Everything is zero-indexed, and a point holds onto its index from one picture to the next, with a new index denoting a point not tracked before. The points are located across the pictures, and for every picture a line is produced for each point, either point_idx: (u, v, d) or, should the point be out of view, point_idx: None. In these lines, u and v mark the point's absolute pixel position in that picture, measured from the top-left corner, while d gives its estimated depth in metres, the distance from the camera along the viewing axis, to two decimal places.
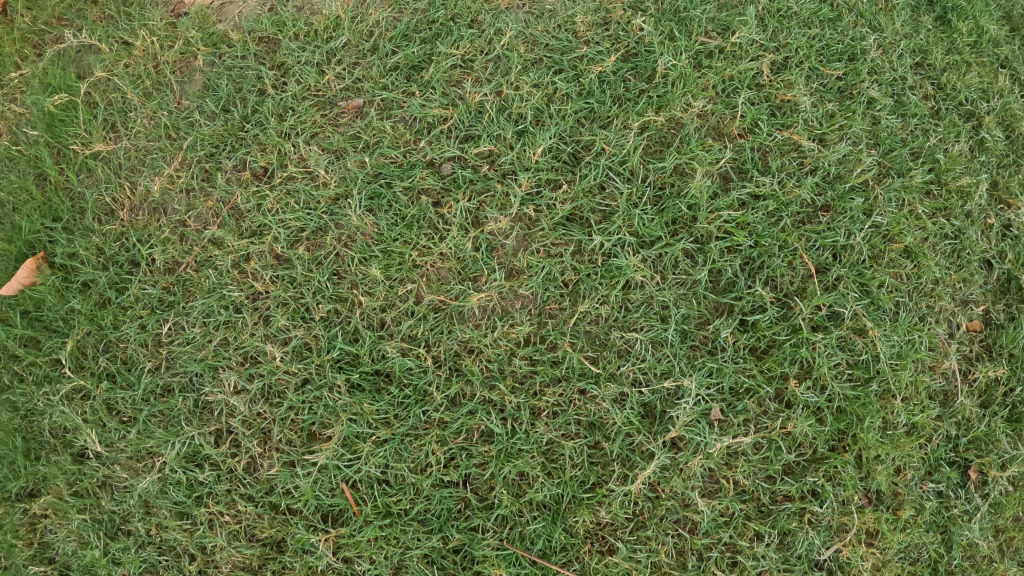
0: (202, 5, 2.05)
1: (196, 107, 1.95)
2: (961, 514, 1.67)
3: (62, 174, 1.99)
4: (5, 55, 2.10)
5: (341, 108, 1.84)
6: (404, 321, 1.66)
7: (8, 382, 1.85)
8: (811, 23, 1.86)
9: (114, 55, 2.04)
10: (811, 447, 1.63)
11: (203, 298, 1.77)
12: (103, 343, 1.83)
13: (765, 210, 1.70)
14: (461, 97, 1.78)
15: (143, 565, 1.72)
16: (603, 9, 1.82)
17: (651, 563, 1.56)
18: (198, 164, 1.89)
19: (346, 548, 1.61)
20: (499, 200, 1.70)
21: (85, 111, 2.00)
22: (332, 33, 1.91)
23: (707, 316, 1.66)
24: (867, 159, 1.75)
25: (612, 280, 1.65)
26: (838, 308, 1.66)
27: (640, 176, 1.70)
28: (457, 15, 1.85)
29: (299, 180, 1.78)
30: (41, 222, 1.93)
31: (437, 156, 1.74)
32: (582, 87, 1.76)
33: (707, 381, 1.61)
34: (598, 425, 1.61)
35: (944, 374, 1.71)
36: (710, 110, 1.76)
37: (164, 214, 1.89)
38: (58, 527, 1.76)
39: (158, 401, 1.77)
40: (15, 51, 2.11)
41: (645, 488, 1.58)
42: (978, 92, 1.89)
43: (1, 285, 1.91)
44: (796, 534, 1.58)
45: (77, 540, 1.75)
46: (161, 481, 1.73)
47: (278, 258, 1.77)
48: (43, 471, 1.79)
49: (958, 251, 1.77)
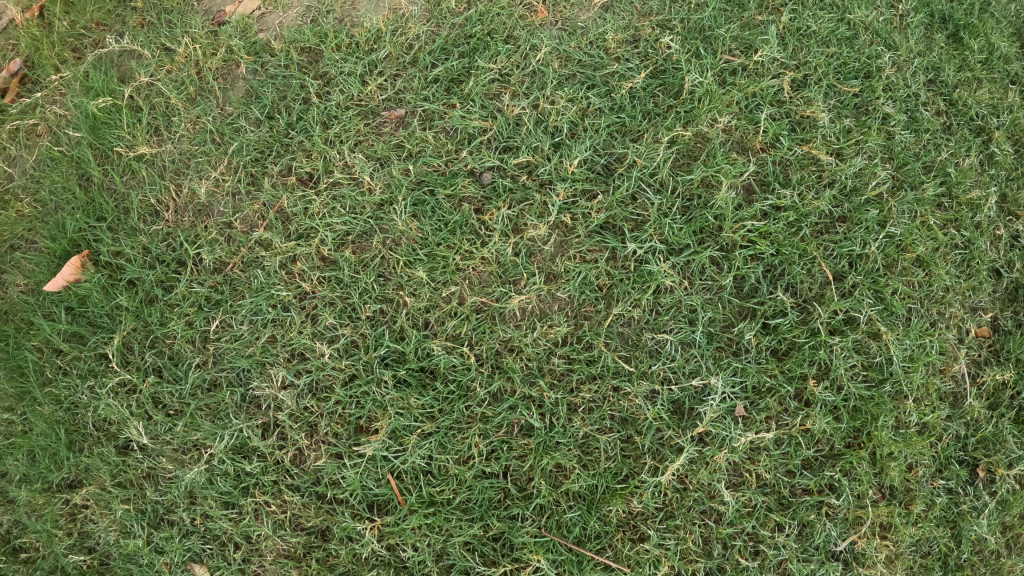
0: (244, 15, 2.15)
1: (241, 114, 2.04)
2: (971, 510, 1.76)
3: (106, 175, 2.08)
4: (45, 56, 2.20)
5: (383, 118, 1.94)
6: (448, 321, 1.76)
7: (52, 377, 1.95)
8: (829, 42, 1.96)
9: (157, 61, 2.14)
10: (828, 444, 1.72)
11: (252, 297, 1.87)
12: (149, 339, 1.93)
13: (786, 221, 1.80)
14: (500, 110, 1.89)
15: (188, 554, 1.82)
16: (632, 28, 1.93)
17: (679, 551, 1.66)
18: (245, 169, 1.99)
19: (390, 535, 1.71)
20: (538, 209, 1.80)
21: (129, 114, 2.10)
22: (373, 45, 2.01)
23: (731, 320, 1.76)
24: (882, 172, 1.84)
25: (643, 285, 1.75)
26: (855, 313, 1.75)
27: (669, 187, 1.80)
28: (493, 30, 1.95)
29: (345, 186, 1.89)
30: (86, 221, 2.03)
31: (477, 166, 1.84)
32: (614, 102, 1.87)
33: (732, 380, 1.70)
34: (630, 420, 1.71)
35: (954, 377, 1.80)
36: (734, 125, 1.85)
37: (210, 216, 2.00)
38: (100, 517, 1.86)
39: (205, 394, 1.87)
40: (55, 53, 2.21)
41: (673, 480, 1.68)
42: (988, 108, 1.98)
43: (47, 281, 2.00)
44: (815, 526, 1.68)
45: (119, 530, 1.85)
46: (207, 471, 1.83)
47: (324, 260, 1.87)
48: (86, 462, 1.89)
49: (968, 260, 1.86)
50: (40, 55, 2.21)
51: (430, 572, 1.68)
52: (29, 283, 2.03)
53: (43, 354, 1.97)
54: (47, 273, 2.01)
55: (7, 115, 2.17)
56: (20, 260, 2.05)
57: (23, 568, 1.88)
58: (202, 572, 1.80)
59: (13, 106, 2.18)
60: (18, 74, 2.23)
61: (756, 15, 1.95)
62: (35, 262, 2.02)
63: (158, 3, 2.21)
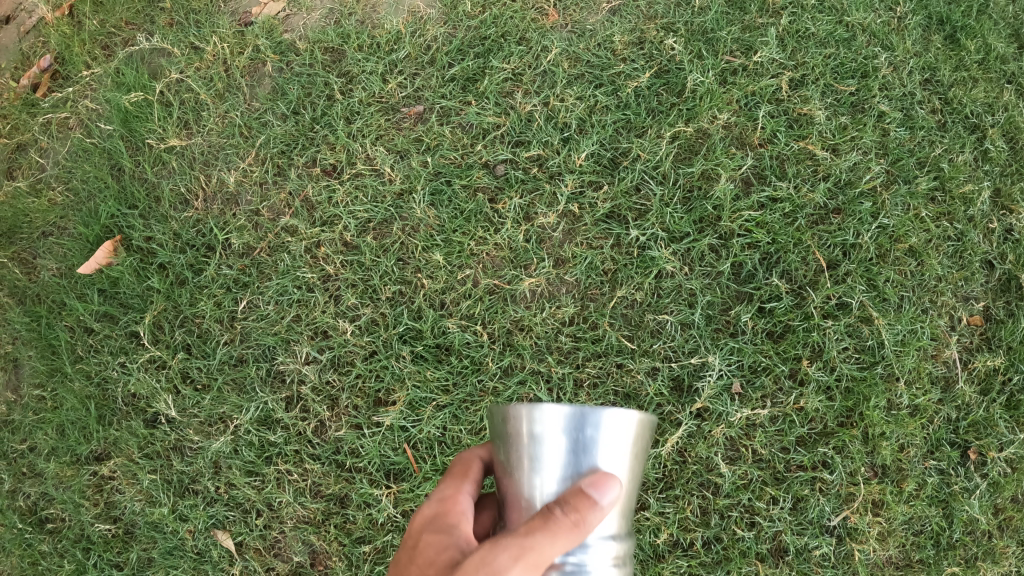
0: (270, 17, 2.28)
1: (268, 109, 2.17)
2: (962, 491, 1.80)
3: (137, 166, 2.22)
4: (77, 53, 2.36)
5: (403, 114, 2.07)
6: (462, 302, 1.88)
7: (83, 354, 2.09)
8: (827, 43, 2.05)
9: (186, 59, 2.28)
10: (821, 422, 1.82)
11: (278, 279, 2.00)
12: (180, 318, 2.06)
13: (782, 212, 1.90)
14: (513, 107, 2.01)
15: (211, 520, 1.95)
16: (638, 30, 2.04)
17: (677, 520, 1.78)
18: (272, 161, 2.11)
19: (405, 501, 1.84)
20: (547, 198, 1.92)
21: (160, 108, 2.23)
22: (393, 46, 2.13)
23: (729, 303, 1.86)
24: (876, 167, 1.93)
25: (645, 269, 1.86)
26: (846, 299, 1.85)
27: (671, 179, 1.91)
28: (507, 32, 2.07)
29: (367, 177, 2.01)
30: (118, 208, 2.17)
31: (492, 159, 1.96)
32: (620, 100, 1.98)
33: (729, 359, 1.81)
34: (633, 395, 1.82)
35: (946, 362, 1.86)
36: (734, 121, 1.96)
37: (238, 204, 2.13)
38: (127, 487, 2.00)
39: (232, 370, 2.01)
40: (86, 50, 2.37)
41: (673, 452, 1.79)
42: (984, 106, 2.02)
43: (82, 264, 2.15)
44: (808, 499, 1.78)
45: (146, 499, 1.99)
46: (233, 442, 1.96)
47: (347, 246, 2.00)
48: (115, 435, 2.03)
49: (960, 251, 1.93)
50: (72, 53, 2.37)
51: None
52: (62, 266, 2.18)
53: (75, 334, 2.11)
54: (81, 256, 2.16)
55: (41, 109, 2.34)
56: (53, 245, 2.20)
57: (48, 539, 2.02)
58: (225, 537, 1.94)
59: (46, 101, 2.35)
60: (48, 70, 2.41)
61: (756, 18, 2.06)
62: (69, 247, 2.18)
63: (187, 5, 2.36)
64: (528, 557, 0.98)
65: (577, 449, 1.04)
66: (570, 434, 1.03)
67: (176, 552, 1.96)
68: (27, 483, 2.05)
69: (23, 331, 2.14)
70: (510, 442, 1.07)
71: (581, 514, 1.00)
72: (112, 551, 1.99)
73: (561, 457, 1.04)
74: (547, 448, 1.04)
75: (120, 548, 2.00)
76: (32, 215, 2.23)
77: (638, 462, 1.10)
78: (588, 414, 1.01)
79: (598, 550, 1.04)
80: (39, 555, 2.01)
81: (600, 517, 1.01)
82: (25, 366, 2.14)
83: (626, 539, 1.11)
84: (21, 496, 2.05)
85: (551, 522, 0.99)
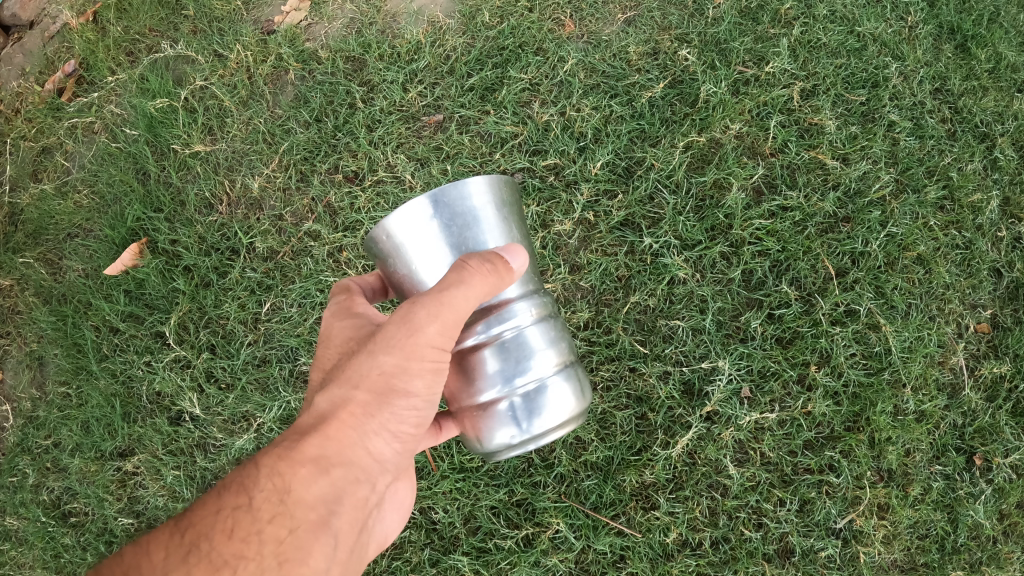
0: (293, 26, 2.34)
1: (291, 116, 2.24)
2: (967, 496, 1.83)
3: (162, 170, 2.29)
4: (102, 59, 2.44)
5: (423, 122, 2.14)
6: None
7: (110, 353, 2.17)
8: (838, 53, 2.09)
9: (210, 66, 2.34)
10: (828, 426, 1.86)
11: (301, 282, 2.08)
12: (204, 319, 2.13)
13: (792, 220, 1.94)
14: (530, 117, 2.07)
15: None
16: (652, 41, 2.09)
17: (687, 520, 1.82)
18: (295, 167, 2.18)
19: (423, 498, 1.89)
20: (563, 206, 1.98)
21: (185, 114, 2.30)
22: (413, 55, 2.20)
23: (739, 310, 1.91)
24: (885, 176, 1.97)
25: (658, 276, 1.92)
26: (854, 306, 1.89)
27: (684, 189, 1.96)
28: (524, 43, 2.13)
29: (388, 184, 2.09)
30: (144, 211, 2.25)
31: (509, 167, 2.03)
32: (635, 110, 2.03)
33: (738, 364, 1.86)
34: (644, 398, 1.89)
35: (952, 369, 1.90)
36: (746, 132, 2.00)
37: (262, 209, 2.21)
38: (151, 482, 2.07)
39: (255, 370, 2.07)
40: (111, 56, 2.45)
41: (683, 454, 1.85)
42: (994, 115, 2.04)
43: (109, 266, 2.23)
44: (815, 502, 1.82)
45: (169, 494, 2.07)
46: (256, 439, 2.03)
47: (368, 251, 2.08)
48: (140, 431, 2.10)
49: (968, 259, 1.95)
50: (97, 59, 2.44)
51: (459, 532, 1.87)
52: (89, 267, 2.26)
53: (101, 333, 2.19)
54: (107, 257, 2.24)
55: (66, 113, 2.42)
56: (80, 247, 2.28)
57: (71, 532, 2.09)
58: None
59: (71, 106, 2.43)
60: (73, 75, 2.50)
61: (769, 29, 2.10)
62: (96, 249, 2.25)
63: (210, 13, 2.43)
64: (446, 310, 1.12)
65: (463, 228, 1.21)
66: (450, 217, 1.19)
67: None
68: (52, 477, 2.13)
69: (49, 330, 2.22)
70: (396, 251, 1.22)
71: (496, 265, 1.15)
72: None
73: (450, 238, 1.20)
74: (432, 237, 1.20)
75: None
76: (60, 216, 2.31)
77: (516, 224, 1.28)
78: (451, 189, 1.18)
79: (519, 303, 1.24)
80: (62, 548, 2.09)
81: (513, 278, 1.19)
82: (51, 364, 2.23)
83: (541, 292, 1.31)
84: (46, 491, 2.13)
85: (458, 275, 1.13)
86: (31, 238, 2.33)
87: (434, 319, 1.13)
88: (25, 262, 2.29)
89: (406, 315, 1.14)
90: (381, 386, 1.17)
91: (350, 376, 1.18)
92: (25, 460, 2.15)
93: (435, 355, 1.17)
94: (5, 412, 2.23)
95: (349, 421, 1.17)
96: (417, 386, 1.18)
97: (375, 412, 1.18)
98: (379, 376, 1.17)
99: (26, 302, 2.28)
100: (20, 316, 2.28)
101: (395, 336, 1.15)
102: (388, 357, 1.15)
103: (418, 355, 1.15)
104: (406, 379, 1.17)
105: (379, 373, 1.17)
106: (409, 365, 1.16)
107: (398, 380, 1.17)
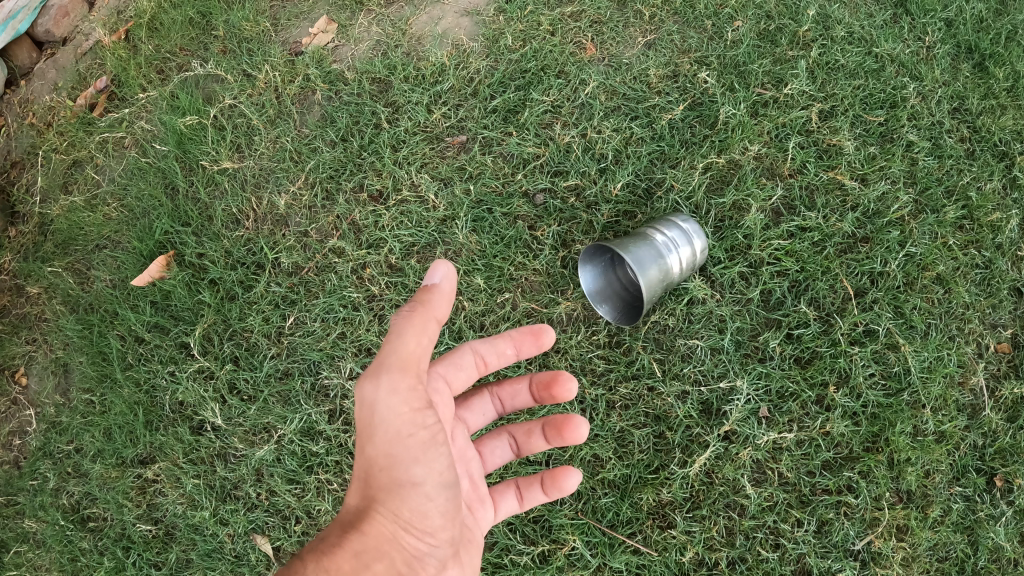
0: (320, 47, 2.42)
1: (318, 135, 2.30)
2: (988, 518, 1.81)
3: (190, 186, 2.36)
4: (134, 76, 2.53)
5: (447, 143, 2.22)
6: (502, 324, 2.03)
7: (134, 361, 2.23)
8: (856, 74, 2.12)
9: (240, 85, 2.41)
10: (847, 446, 1.86)
11: (326, 298, 2.14)
12: (228, 332, 2.19)
13: (811, 241, 1.97)
14: (551, 138, 2.15)
15: (251, 524, 2.06)
16: (672, 64, 2.17)
17: (703, 539, 1.84)
18: (322, 184, 2.25)
19: None
20: (584, 226, 2.06)
21: (215, 131, 2.36)
22: (437, 77, 2.28)
23: (758, 329, 1.95)
24: (904, 197, 1.98)
25: (677, 296, 1.96)
26: (873, 326, 1.90)
27: (703, 210, 2.01)
28: (546, 67, 2.22)
29: (412, 203, 2.16)
30: (172, 225, 2.31)
31: (531, 188, 2.11)
32: (654, 132, 2.10)
33: (756, 383, 1.89)
34: (662, 417, 1.92)
35: (972, 390, 1.89)
36: (764, 153, 2.04)
37: (288, 225, 2.26)
38: (170, 490, 2.12)
39: (278, 382, 2.13)
40: (142, 73, 2.54)
41: (701, 473, 1.86)
42: (1013, 134, 2.04)
43: (134, 277, 2.29)
44: (833, 523, 1.82)
45: (187, 503, 2.11)
46: (276, 451, 2.08)
47: (391, 267, 2.15)
48: (161, 440, 2.15)
49: (987, 279, 1.95)
50: (128, 76, 2.53)
51: None
52: (115, 278, 2.32)
53: (126, 342, 2.25)
54: (134, 269, 2.30)
55: (97, 127, 2.50)
56: (107, 258, 2.36)
57: (89, 536, 2.14)
58: (264, 541, 2.05)
59: (102, 121, 2.52)
60: (104, 91, 2.60)
61: (787, 51, 2.15)
62: (124, 261, 2.32)
63: (239, 34, 2.51)
64: (391, 363, 1.23)
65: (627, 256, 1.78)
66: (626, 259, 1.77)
67: (215, 554, 2.07)
68: (72, 482, 2.18)
69: (75, 338, 2.28)
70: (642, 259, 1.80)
71: (419, 300, 1.28)
72: (151, 551, 2.11)
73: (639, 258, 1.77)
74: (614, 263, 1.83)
75: (159, 549, 2.11)
76: (88, 228, 2.38)
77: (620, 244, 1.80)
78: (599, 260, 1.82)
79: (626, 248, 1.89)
80: (79, 552, 2.13)
81: (440, 293, 1.30)
82: (76, 371, 2.29)
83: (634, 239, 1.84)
84: (65, 495, 2.18)
85: (427, 324, 1.27)
86: (60, 248, 2.41)
87: (385, 385, 1.23)
88: (54, 272, 2.36)
89: (365, 400, 1.24)
90: (386, 483, 1.23)
91: (360, 477, 1.27)
92: (47, 464, 2.20)
93: (414, 429, 1.24)
94: (28, 416, 2.29)
95: (378, 520, 1.22)
96: (416, 469, 1.25)
97: (390, 507, 1.23)
98: (378, 471, 1.24)
99: (52, 310, 2.35)
100: (47, 323, 2.35)
101: (369, 425, 1.24)
102: (373, 449, 1.24)
103: (404, 441, 1.23)
104: (402, 467, 1.24)
105: (378, 471, 1.24)
106: (398, 453, 1.23)
107: (397, 472, 1.24)
